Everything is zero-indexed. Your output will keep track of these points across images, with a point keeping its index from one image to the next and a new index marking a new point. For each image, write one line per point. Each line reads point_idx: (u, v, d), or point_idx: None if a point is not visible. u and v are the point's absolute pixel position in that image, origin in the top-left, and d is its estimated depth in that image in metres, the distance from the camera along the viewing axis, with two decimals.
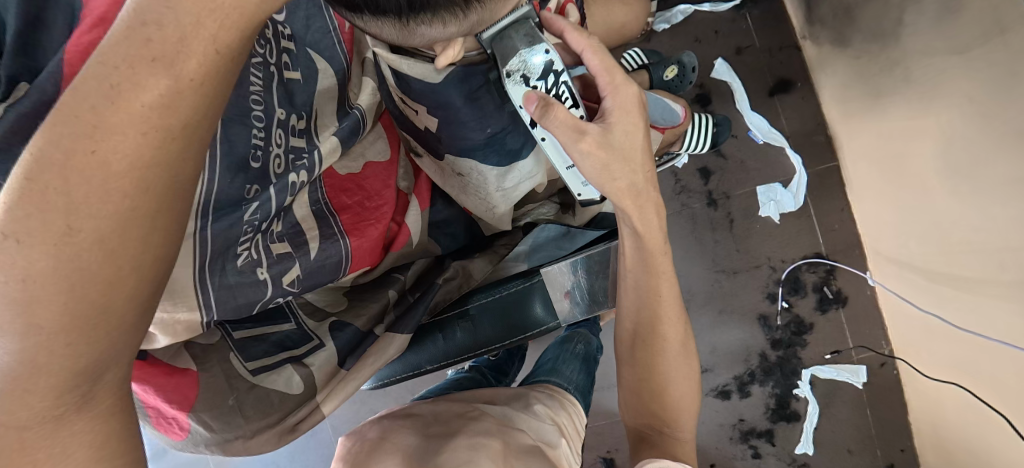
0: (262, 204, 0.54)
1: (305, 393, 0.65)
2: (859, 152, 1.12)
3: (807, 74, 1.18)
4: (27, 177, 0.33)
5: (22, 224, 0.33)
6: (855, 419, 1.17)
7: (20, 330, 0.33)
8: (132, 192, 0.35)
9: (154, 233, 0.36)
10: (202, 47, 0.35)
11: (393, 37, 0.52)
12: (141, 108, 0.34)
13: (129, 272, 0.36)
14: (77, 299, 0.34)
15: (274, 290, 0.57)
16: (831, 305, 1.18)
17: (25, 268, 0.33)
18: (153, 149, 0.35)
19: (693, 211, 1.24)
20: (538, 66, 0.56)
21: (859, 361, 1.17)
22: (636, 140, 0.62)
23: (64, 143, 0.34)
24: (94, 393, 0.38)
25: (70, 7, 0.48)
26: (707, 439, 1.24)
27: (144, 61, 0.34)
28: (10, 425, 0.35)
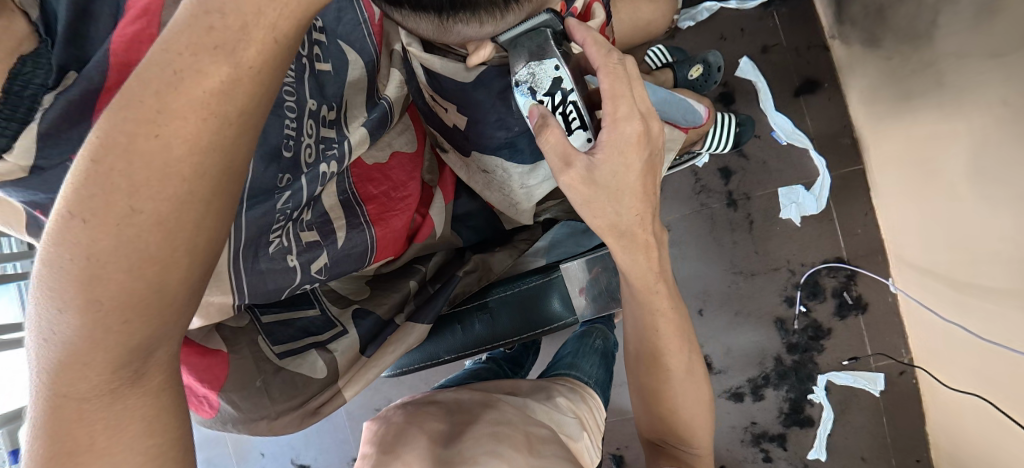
0: (294, 193, 0.55)
1: (327, 378, 0.66)
2: (886, 157, 1.11)
3: (835, 74, 1.17)
4: (94, 160, 0.35)
5: (87, 204, 0.35)
6: (871, 426, 1.16)
7: (79, 306, 0.36)
8: (190, 179, 0.36)
9: (208, 216, 0.37)
10: (262, 35, 0.36)
11: (428, 33, 0.54)
12: (201, 94, 0.35)
13: (183, 253, 0.37)
14: (136, 277, 0.36)
15: (303, 276, 0.59)
16: (850, 310, 1.17)
17: (91, 246, 0.35)
18: (210, 135, 0.36)
19: (712, 211, 1.23)
20: (547, 79, 0.53)
21: (877, 368, 1.16)
22: (627, 180, 0.57)
23: (128, 128, 0.35)
24: (146, 369, 0.40)
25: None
26: (718, 440, 1.24)
27: (206, 49, 0.35)
28: (71, 396, 0.38)
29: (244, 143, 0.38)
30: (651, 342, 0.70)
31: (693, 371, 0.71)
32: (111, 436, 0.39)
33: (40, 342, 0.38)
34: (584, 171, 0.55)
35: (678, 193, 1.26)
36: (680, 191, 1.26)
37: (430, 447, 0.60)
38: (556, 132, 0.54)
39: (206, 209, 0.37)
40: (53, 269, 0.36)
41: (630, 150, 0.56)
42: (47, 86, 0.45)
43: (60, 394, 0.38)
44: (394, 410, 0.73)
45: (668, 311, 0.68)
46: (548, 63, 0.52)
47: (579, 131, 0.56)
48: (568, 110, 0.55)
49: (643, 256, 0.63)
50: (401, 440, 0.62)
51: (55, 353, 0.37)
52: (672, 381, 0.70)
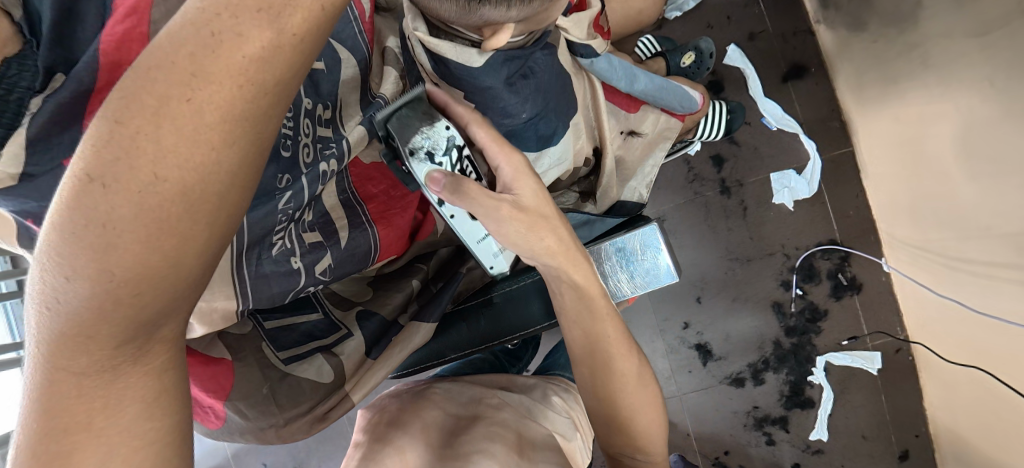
0: (295, 193, 0.54)
1: (334, 383, 0.65)
2: (876, 138, 1.12)
3: (821, 59, 1.18)
4: (117, 121, 0.33)
5: (108, 167, 0.33)
6: (870, 405, 1.17)
7: (90, 275, 0.34)
8: (219, 147, 0.35)
9: (233, 190, 0.36)
10: (309, 2, 0.35)
11: (451, 15, 0.52)
12: (241, 59, 0.34)
13: (204, 232, 0.36)
14: (151, 249, 0.34)
15: (308, 279, 0.58)
16: (845, 291, 1.18)
17: (107, 213, 0.33)
18: (245, 105, 0.35)
19: (706, 199, 1.24)
20: (442, 140, 0.55)
21: (874, 347, 1.17)
22: (544, 208, 0.60)
23: (159, 88, 0.33)
24: (149, 347, 0.39)
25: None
26: (720, 426, 1.24)
27: (250, 10, 0.34)
28: (69, 369, 0.37)
29: (277, 114, 0.37)
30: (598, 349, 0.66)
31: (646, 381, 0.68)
32: (110, 417, 0.38)
33: (45, 311, 0.36)
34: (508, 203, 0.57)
35: (672, 181, 1.26)
36: (674, 180, 1.26)
37: (425, 444, 0.59)
38: (472, 186, 0.54)
39: (231, 183, 0.36)
40: (64, 236, 0.34)
41: (530, 184, 0.59)
42: (34, 90, 0.44)
43: (58, 368, 0.37)
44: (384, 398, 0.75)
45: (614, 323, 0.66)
46: (439, 126, 0.55)
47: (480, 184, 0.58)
48: (464, 167, 0.57)
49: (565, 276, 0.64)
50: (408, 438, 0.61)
51: (64, 325, 0.36)
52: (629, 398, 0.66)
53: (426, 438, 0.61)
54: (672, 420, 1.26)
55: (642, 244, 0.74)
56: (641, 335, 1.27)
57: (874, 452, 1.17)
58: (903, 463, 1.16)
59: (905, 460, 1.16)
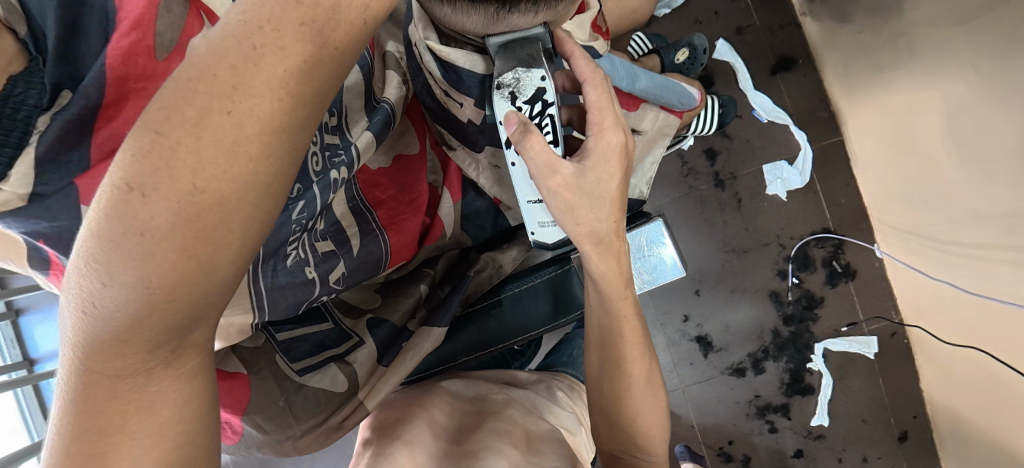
0: (308, 203, 0.54)
1: (349, 390, 0.64)
2: (864, 127, 1.14)
3: (808, 51, 1.20)
4: (158, 131, 0.35)
5: (149, 177, 0.35)
6: (869, 389, 1.20)
7: (129, 282, 0.35)
8: (256, 159, 0.36)
9: (266, 197, 0.38)
10: (352, 16, 0.36)
11: (473, 25, 0.47)
12: (282, 73, 0.36)
13: (237, 238, 0.37)
14: (187, 257, 0.36)
15: (322, 288, 0.59)
16: (840, 278, 1.20)
17: (145, 222, 0.35)
18: (283, 116, 0.36)
19: (701, 193, 1.25)
20: (530, 88, 0.55)
21: (871, 332, 1.19)
22: (609, 189, 0.57)
23: (201, 100, 0.35)
24: (182, 350, 0.40)
25: (103, 13, 0.47)
26: (723, 417, 1.26)
27: (292, 24, 0.35)
28: (105, 372, 0.38)
29: (310, 126, 0.38)
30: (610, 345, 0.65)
31: (652, 385, 0.66)
32: (144, 418, 0.39)
33: (83, 315, 0.37)
34: (568, 176, 0.55)
35: (667, 176, 1.27)
36: (668, 175, 1.27)
37: (440, 441, 0.60)
38: (538, 138, 0.54)
39: (265, 190, 0.38)
40: (104, 243, 0.35)
41: (608, 163, 0.57)
42: (41, 107, 0.43)
43: (95, 371, 0.38)
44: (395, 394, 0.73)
45: (634, 320, 0.64)
46: (535, 73, 0.53)
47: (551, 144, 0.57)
48: (541, 122, 0.57)
49: (609, 262, 0.61)
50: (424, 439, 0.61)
51: (102, 330, 0.37)
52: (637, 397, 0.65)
53: (436, 436, 0.61)
54: (676, 413, 1.28)
55: (647, 241, 0.75)
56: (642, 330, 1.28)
57: (873, 435, 1.20)
58: (902, 444, 1.18)
59: (904, 441, 1.18)
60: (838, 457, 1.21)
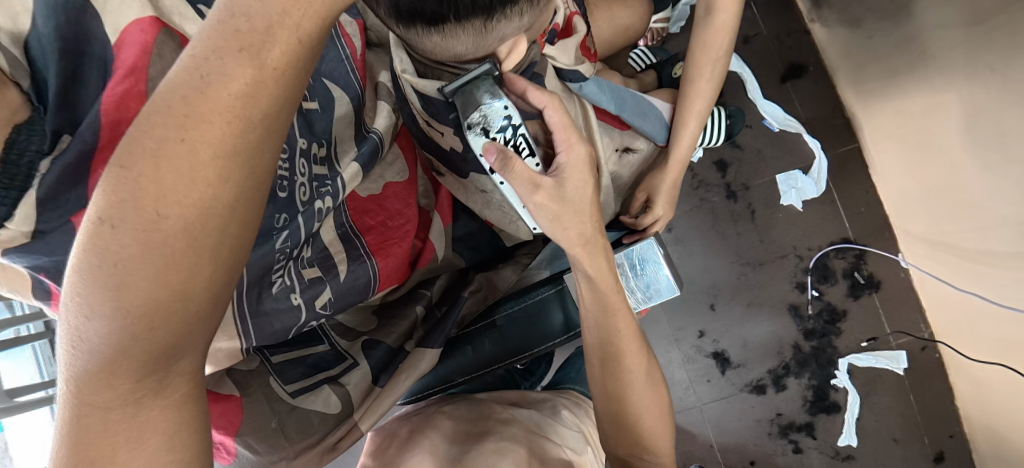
0: (292, 233, 0.55)
1: (342, 412, 0.65)
2: (882, 134, 1.10)
3: (818, 57, 1.17)
4: (122, 166, 0.35)
5: (118, 210, 0.34)
6: (899, 406, 1.14)
7: (106, 313, 0.35)
8: (215, 184, 0.36)
9: (232, 221, 0.37)
10: (286, 36, 0.36)
11: (469, 46, 0.51)
12: (227, 98, 0.36)
13: (207, 262, 0.37)
14: (161, 285, 0.35)
15: (308, 314, 0.60)
16: (863, 290, 1.15)
17: (119, 254, 0.34)
18: (235, 138, 0.36)
19: (713, 205, 1.23)
20: (497, 118, 0.58)
21: (899, 346, 1.14)
22: (584, 195, 0.61)
23: (158, 133, 0.35)
24: (168, 379, 0.39)
25: (103, 61, 0.50)
26: (743, 436, 1.20)
27: (232, 52, 0.35)
28: (96, 403, 0.38)
29: (268, 148, 0.38)
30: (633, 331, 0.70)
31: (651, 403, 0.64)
32: (135, 447, 0.39)
33: (70, 347, 0.37)
34: (550, 189, 0.58)
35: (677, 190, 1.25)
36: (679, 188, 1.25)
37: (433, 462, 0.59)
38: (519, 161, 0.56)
39: (229, 215, 0.37)
40: (81, 277, 0.35)
41: (580, 173, 0.60)
42: (42, 152, 0.45)
43: (83, 403, 0.37)
44: (395, 420, 0.74)
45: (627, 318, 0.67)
46: (496, 104, 0.57)
47: (529, 160, 0.59)
48: (517, 142, 0.58)
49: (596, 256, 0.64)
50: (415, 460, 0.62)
51: (85, 360, 0.36)
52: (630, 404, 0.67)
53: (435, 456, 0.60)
54: (692, 432, 1.23)
55: (637, 259, 0.73)
56: (656, 345, 1.25)
57: (907, 456, 1.13)
58: None
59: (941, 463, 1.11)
60: None
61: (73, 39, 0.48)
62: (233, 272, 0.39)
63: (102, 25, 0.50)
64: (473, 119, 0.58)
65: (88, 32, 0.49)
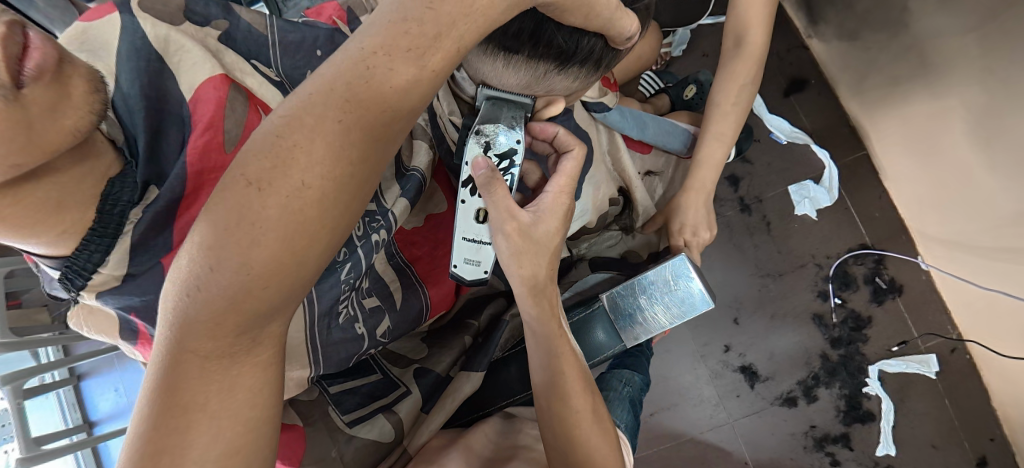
0: (354, 264, 0.59)
1: (394, 441, 0.65)
2: (890, 140, 1.13)
3: (818, 70, 1.21)
4: (278, 135, 0.35)
5: (266, 172, 0.35)
6: (934, 411, 1.13)
7: (233, 268, 0.35)
8: (356, 164, 0.36)
9: (355, 199, 0.38)
10: (450, 44, 0.36)
11: (517, 86, 0.55)
12: (389, 90, 0.36)
13: (328, 233, 0.37)
14: (287, 245, 0.35)
15: (370, 343, 0.62)
16: (886, 295, 1.16)
17: (256, 213, 0.34)
18: (382, 123, 0.37)
19: (728, 219, 1.24)
20: (503, 145, 0.56)
21: (928, 349, 1.13)
22: (551, 242, 0.59)
23: (318, 110, 0.35)
24: (261, 339, 0.39)
25: (179, 117, 0.56)
26: (779, 450, 1.19)
27: (401, 50, 0.35)
28: (198, 351, 0.37)
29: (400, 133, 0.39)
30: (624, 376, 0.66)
31: None
32: (223, 401, 0.38)
33: (186, 295, 0.36)
34: (522, 221, 0.56)
35: None
36: None
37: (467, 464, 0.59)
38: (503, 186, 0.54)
39: (356, 191, 0.38)
40: (218, 228, 0.35)
41: (554, 220, 0.59)
42: (133, 200, 0.53)
43: (187, 350, 0.37)
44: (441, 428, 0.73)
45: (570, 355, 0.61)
46: (513, 133, 0.56)
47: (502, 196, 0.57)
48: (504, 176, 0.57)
49: (546, 308, 0.60)
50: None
51: (201, 313, 0.36)
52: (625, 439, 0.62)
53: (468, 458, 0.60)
54: (725, 449, 1.21)
55: (672, 274, 0.73)
56: (683, 361, 1.25)
57: (948, 462, 1.11)
58: None
59: None
60: None
61: (154, 97, 0.55)
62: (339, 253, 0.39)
63: (178, 85, 0.56)
64: (484, 130, 0.56)
65: (166, 92, 0.55)
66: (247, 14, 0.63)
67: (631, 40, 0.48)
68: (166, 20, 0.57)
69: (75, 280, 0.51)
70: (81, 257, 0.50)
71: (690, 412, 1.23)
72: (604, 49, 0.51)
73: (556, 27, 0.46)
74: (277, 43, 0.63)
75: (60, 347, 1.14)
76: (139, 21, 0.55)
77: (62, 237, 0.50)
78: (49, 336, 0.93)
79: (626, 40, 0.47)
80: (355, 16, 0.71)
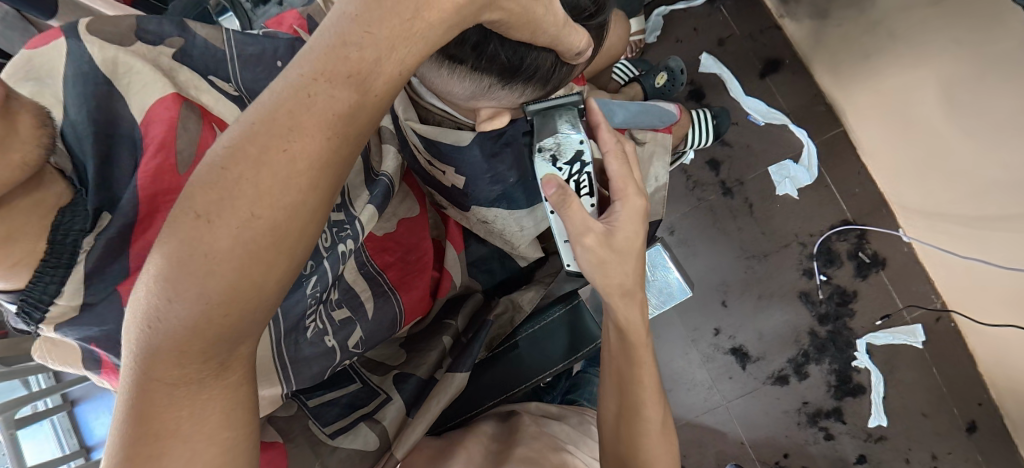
0: (320, 277, 0.56)
1: (380, 449, 0.64)
2: (865, 116, 1.13)
3: (792, 49, 1.21)
4: (223, 167, 0.34)
5: (214, 205, 0.34)
6: (923, 380, 1.14)
7: (191, 298, 0.35)
8: (308, 191, 0.36)
9: (312, 224, 0.37)
10: (391, 70, 0.35)
11: (466, 93, 0.56)
12: (331, 118, 0.35)
13: (285, 258, 0.36)
14: (243, 276, 0.35)
15: (342, 354, 0.59)
16: (870, 269, 1.17)
17: (210, 245, 0.34)
18: (329, 152, 0.36)
19: (710, 203, 1.26)
20: (570, 149, 0.57)
21: (913, 320, 1.15)
22: (635, 246, 0.57)
23: (261, 138, 0.34)
24: (229, 363, 0.39)
25: (132, 140, 0.51)
26: (772, 428, 1.20)
27: (342, 76, 0.34)
28: (163, 379, 0.37)
29: (353, 159, 0.38)
30: (624, 358, 0.63)
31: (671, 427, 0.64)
32: (194, 424, 0.38)
33: (146, 327, 0.36)
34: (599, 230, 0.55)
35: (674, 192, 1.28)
36: (674, 191, 1.28)
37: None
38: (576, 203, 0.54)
39: (310, 217, 0.37)
40: (171, 263, 0.34)
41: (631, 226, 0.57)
42: (86, 230, 0.47)
43: (153, 379, 0.37)
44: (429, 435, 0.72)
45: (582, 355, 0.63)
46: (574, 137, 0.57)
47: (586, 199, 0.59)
48: (580, 180, 0.58)
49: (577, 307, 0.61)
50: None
51: (164, 343, 0.36)
52: (643, 410, 0.62)
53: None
54: (721, 431, 1.23)
55: (649, 265, 0.74)
56: (672, 349, 1.26)
57: (937, 429, 1.13)
58: (973, 436, 1.11)
59: (974, 432, 1.11)
60: (904, 457, 1.14)
61: (104, 122, 0.50)
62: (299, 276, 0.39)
63: (129, 108, 0.52)
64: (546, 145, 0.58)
65: (117, 116, 0.51)
66: (203, 30, 0.61)
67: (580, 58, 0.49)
68: (115, 42, 0.54)
69: (32, 313, 0.45)
70: (37, 287, 0.44)
71: (685, 397, 1.25)
72: (551, 67, 0.51)
73: (497, 42, 0.47)
74: (234, 60, 0.61)
75: (50, 373, 1.11)
76: (83, 44, 0.51)
77: (15, 270, 0.44)
78: (37, 364, 0.92)
79: (575, 56, 0.48)
80: (315, 24, 0.70)
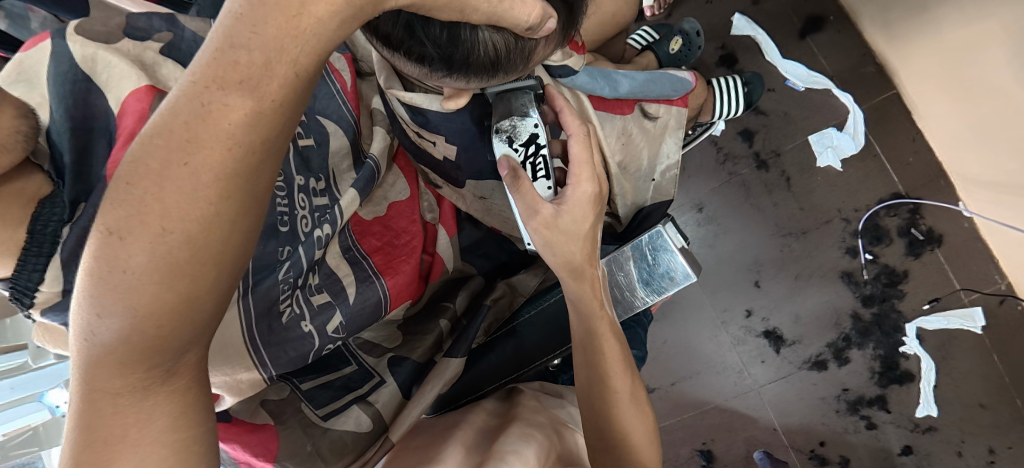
0: (294, 262, 0.57)
1: (374, 430, 0.65)
2: (921, 77, 1.02)
3: (837, 5, 1.10)
4: (128, 183, 0.34)
5: (122, 222, 0.34)
6: (982, 368, 1.03)
7: (119, 312, 0.35)
8: (217, 201, 0.35)
9: (233, 234, 0.36)
10: (284, 72, 0.35)
11: (413, 73, 0.55)
12: (227, 127, 0.34)
13: (209, 269, 0.36)
14: (165, 288, 0.35)
15: (322, 339, 0.60)
16: (924, 247, 1.06)
17: (124, 261, 0.34)
18: (235, 162, 0.35)
19: (743, 177, 1.18)
20: (525, 133, 0.61)
21: (972, 302, 1.04)
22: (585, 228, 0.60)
23: (160, 154, 0.34)
24: (176, 369, 0.39)
25: (108, 131, 0.53)
26: (809, 416, 1.14)
27: (232, 83, 0.34)
28: (106, 390, 0.37)
29: (267, 166, 0.37)
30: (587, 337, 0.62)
31: (638, 400, 0.63)
32: (145, 428, 0.38)
33: (82, 341, 0.36)
34: (546, 216, 0.58)
35: (703, 166, 1.22)
36: (704, 165, 1.21)
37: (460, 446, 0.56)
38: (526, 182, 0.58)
39: (234, 227, 0.36)
40: (93, 280, 0.34)
41: (581, 209, 0.60)
42: (64, 219, 0.49)
43: (96, 389, 0.37)
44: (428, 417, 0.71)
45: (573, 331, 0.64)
46: (529, 121, 0.61)
47: (542, 182, 0.62)
48: (536, 162, 0.62)
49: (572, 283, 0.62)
50: (442, 438, 0.59)
51: (101, 356, 0.36)
52: (609, 380, 0.61)
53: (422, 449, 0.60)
54: (752, 416, 1.17)
55: (649, 248, 0.71)
56: (701, 331, 1.21)
57: (997, 421, 1.02)
58: None
59: None
60: (956, 450, 1.05)
61: (80, 117, 0.52)
62: (233, 286, 0.38)
63: (106, 99, 0.54)
64: (503, 127, 0.62)
65: (95, 110, 0.53)
66: (192, 23, 0.64)
67: (537, 32, 0.43)
68: (102, 40, 0.56)
69: (23, 298, 0.47)
70: (23, 274, 0.47)
71: (713, 380, 1.20)
72: (494, 54, 0.49)
73: (429, 25, 0.46)
74: None
75: None
76: (67, 44, 0.53)
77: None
78: None
79: (527, 32, 0.42)
80: None
